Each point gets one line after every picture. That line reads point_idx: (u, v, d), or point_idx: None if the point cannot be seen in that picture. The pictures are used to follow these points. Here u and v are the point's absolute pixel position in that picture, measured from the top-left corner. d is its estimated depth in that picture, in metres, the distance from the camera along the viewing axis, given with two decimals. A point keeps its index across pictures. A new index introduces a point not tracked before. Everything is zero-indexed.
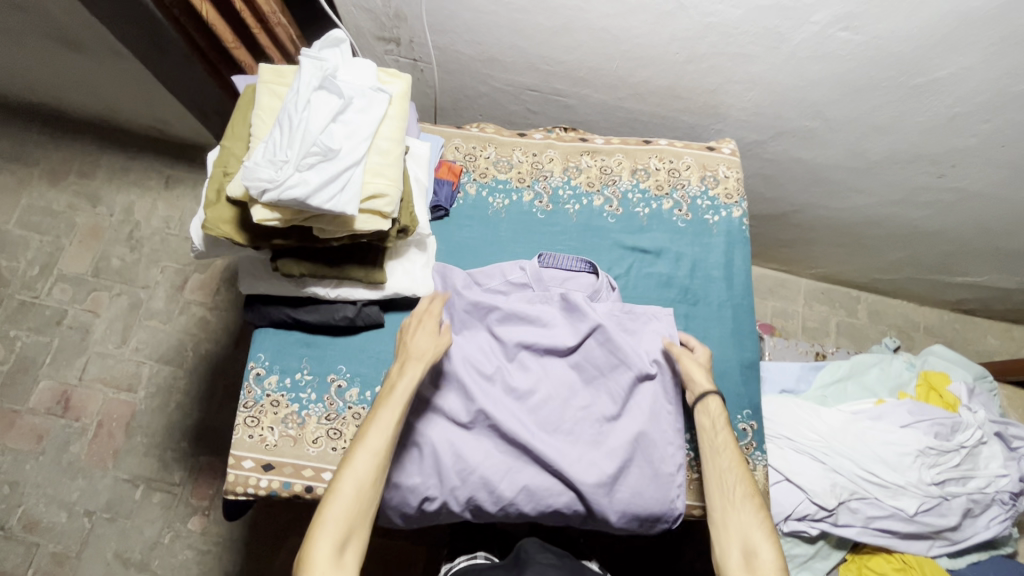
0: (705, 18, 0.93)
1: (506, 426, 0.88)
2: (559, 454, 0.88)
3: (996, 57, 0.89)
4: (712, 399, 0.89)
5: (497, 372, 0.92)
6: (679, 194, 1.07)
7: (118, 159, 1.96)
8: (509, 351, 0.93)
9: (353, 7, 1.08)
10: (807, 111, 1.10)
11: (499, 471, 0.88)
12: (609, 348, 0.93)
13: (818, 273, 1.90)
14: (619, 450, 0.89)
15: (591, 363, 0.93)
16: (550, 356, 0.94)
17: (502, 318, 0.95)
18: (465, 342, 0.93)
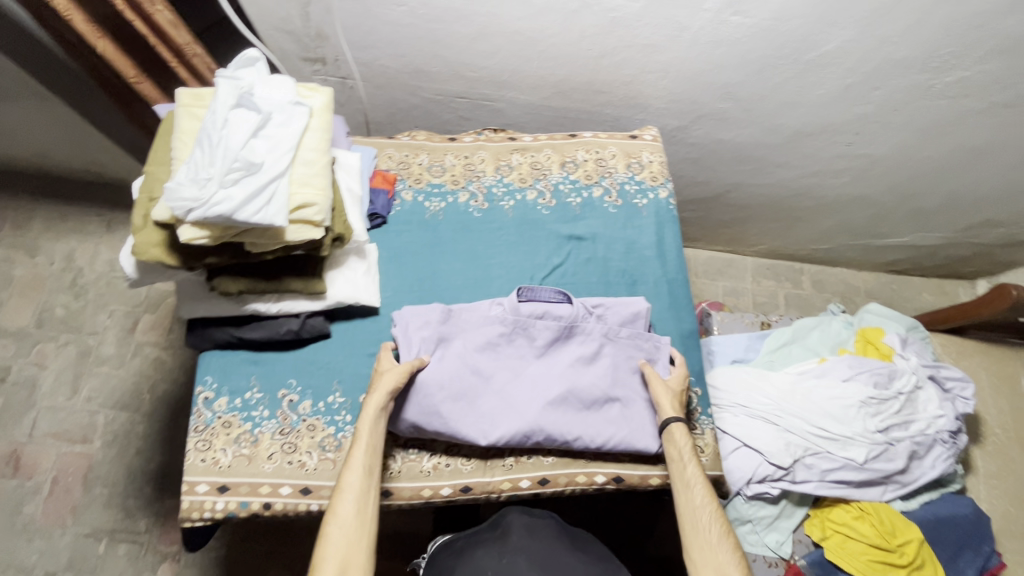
0: (608, 13, 0.99)
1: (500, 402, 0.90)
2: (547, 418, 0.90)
3: (871, 28, 0.98)
4: (676, 427, 0.89)
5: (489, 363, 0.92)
6: (608, 181, 1.12)
7: (54, 207, 1.91)
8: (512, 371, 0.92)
9: (275, 31, 1.10)
10: (719, 93, 1.17)
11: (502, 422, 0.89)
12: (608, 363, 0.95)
13: (761, 250, 1.99)
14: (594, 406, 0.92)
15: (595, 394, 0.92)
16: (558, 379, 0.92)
17: (482, 332, 0.93)
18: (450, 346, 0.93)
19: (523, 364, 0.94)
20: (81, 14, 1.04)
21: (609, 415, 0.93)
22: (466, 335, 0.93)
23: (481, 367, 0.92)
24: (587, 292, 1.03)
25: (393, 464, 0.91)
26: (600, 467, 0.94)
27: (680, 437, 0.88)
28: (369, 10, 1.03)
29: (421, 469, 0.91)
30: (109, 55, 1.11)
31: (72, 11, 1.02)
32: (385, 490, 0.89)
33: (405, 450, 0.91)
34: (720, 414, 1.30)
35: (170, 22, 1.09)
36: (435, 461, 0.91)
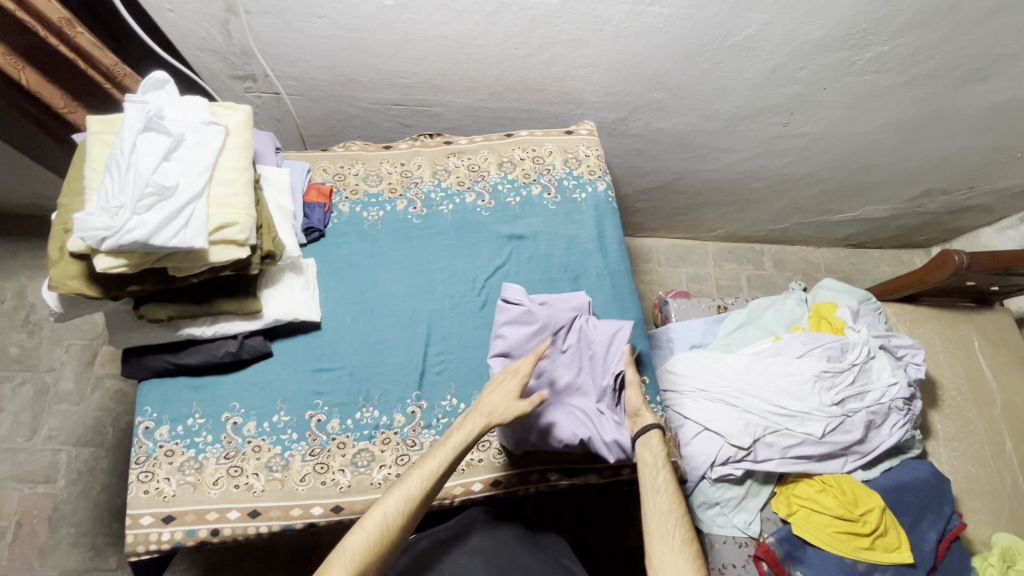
0: (527, 12, 0.99)
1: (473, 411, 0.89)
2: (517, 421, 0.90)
3: (787, 9, 1.00)
4: (653, 433, 0.86)
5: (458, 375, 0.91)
6: (546, 178, 1.12)
7: (0, 244, 1.86)
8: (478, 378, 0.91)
9: (199, 50, 1.09)
10: (650, 82, 1.19)
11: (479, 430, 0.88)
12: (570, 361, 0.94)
13: (720, 234, 2.01)
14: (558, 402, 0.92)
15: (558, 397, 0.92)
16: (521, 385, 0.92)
17: None
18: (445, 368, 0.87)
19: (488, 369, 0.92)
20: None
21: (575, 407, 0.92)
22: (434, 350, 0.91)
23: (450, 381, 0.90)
24: (531, 290, 1.03)
25: (342, 479, 0.90)
26: (552, 464, 0.94)
27: (652, 447, 0.86)
28: (290, 24, 1.02)
29: (371, 482, 0.90)
30: (33, 86, 1.05)
31: None
32: (335, 506, 0.88)
33: (354, 463, 0.91)
34: (680, 400, 1.31)
35: (95, 44, 1.04)
36: (386, 472, 0.91)
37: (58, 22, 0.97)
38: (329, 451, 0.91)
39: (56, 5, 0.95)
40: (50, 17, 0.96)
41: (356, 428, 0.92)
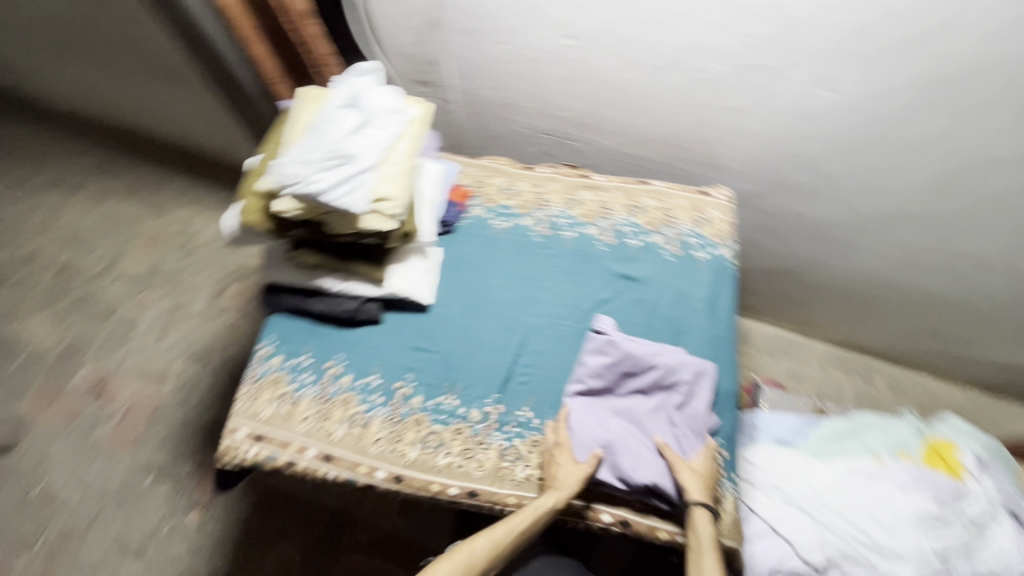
0: (694, 73, 1.04)
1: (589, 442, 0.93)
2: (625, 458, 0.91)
3: (969, 118, 0.97)
4: (700, 511, 0.87)
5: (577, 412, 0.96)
6: (671, 231, 1.13)
7: (187, 179, 2.22)
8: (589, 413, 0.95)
9: (396, 54, 1.25)
10: (799, 163, 1.18)
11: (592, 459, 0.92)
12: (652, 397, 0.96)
13: (832, 338, 1.87)
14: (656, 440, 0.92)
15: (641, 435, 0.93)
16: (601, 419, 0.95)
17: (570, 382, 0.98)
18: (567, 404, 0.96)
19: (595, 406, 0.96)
20: (247, 22, 1.24)
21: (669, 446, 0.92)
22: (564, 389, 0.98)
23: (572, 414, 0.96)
24: (629, 331, 1.04)
25: (410, 453, 0.95)
26: (608, 505, 0.93)
27: (701, 526, 0.87)
28: (478, 45, 1.15)
29: (434, 464, 0.94)
30: (259, 56, 1.31)
31: (241, 17, 1.22)
32: (397, 475, 0.93)
33: (424, 442, 0.95)
34: (752, 493, 1.22)
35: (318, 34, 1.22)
36: (449, 459, 0.95)
37: (294, 12, 1.16)
38: (406, 424, 0.97)
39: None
40: (290, 7, 1.15)
41: (434, 410, 0.97)
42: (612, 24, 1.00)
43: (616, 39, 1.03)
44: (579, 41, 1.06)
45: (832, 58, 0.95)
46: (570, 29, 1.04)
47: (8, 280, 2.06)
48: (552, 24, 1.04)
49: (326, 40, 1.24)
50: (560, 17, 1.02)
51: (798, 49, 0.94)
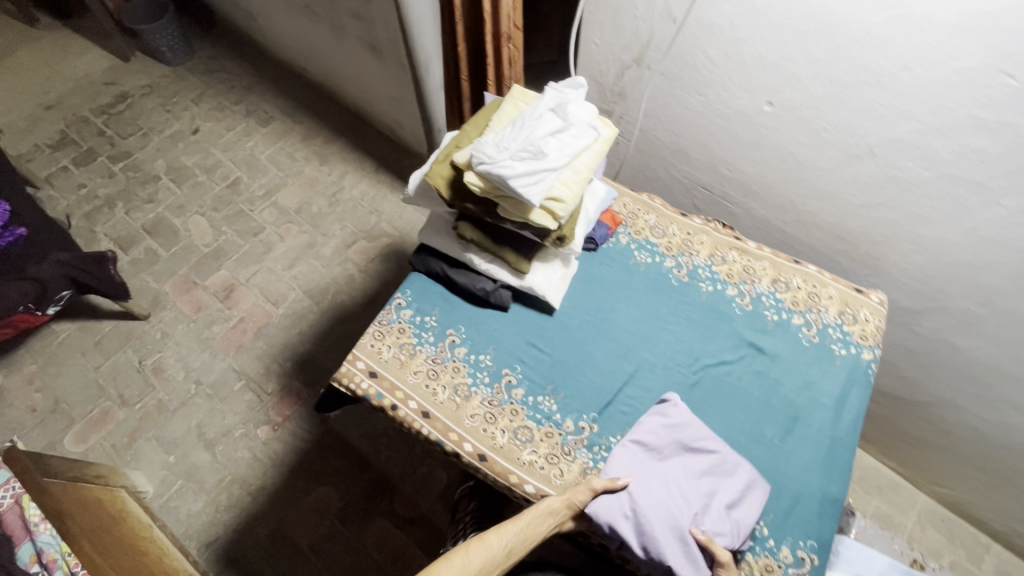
0: (889, 170, 1.01)
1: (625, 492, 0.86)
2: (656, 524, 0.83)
3: None
4: None
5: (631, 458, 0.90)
6: (813, 316, 1.10)
7: (354, 140, 2.47)
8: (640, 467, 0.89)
9: (589, 78, 1.34)
10: (975, 293, 1.09)
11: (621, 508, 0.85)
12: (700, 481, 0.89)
13: (942, 493, 1.67)
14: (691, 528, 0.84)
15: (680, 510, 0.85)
16: (645, 475, 0.88)
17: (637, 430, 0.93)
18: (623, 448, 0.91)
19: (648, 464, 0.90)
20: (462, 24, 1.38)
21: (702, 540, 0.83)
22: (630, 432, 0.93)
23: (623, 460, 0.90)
24: (744, 400, 1.01)
25: (499, 438, 0.97)
26: None
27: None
28: (672, 89, 1.20)
29: (518, 457, 0.96)
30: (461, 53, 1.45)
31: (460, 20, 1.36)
32: (482, 454, 0.96)
33: (515, 433, 0.98)
34: None
35: (511, 58, 1.40)
36: (533, 457, 0.96)
37: (502, 36, 1.32)
38: (503, 410, 1.00)
39: (511, 26, 1.30)
40: (502, 31, 1.31)
41: (533, 407, 1.00)
42: (818, 101, 1.00)
43: (818, 119, 1.03)
44: (777, 109, 1.07)
45: None
46: (772, 96, 1.06)
47: (189, 180, 2.39)
48: (755, 88, 1.06)
49: (514, 64, 1.42)
50: (766, 83, 1.04)
51: (1017, 174, 0.87)
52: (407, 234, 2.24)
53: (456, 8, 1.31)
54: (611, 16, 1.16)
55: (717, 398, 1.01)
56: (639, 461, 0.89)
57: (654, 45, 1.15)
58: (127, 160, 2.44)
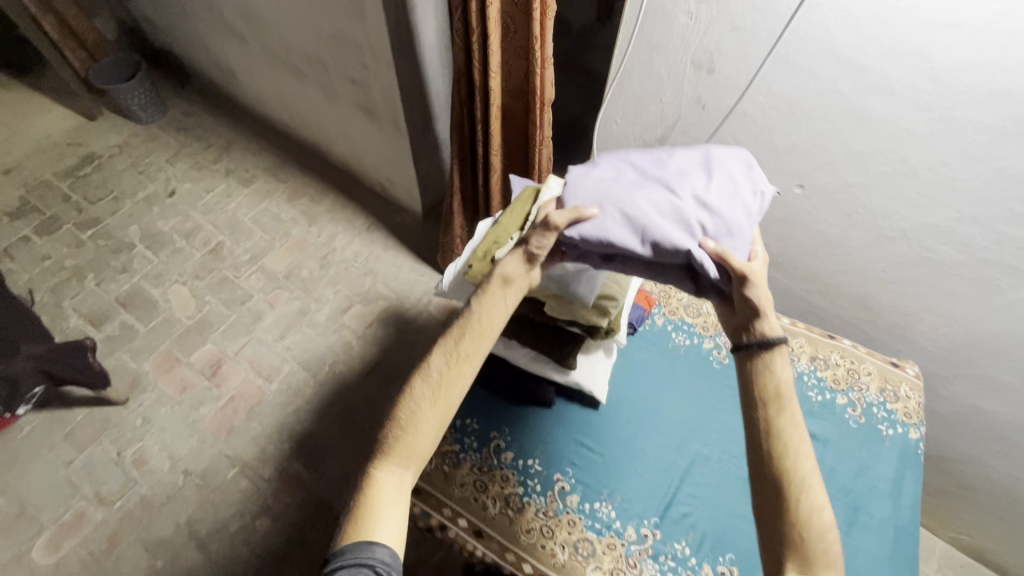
0: (923, 251, 1.03)
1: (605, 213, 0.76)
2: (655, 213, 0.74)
3: None
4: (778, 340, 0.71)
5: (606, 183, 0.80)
6: (855, 394, 1.10)
7: (344, 198, 2.41)
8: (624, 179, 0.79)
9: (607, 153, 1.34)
10: (1005, 364, 1.11)
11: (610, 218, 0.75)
12: (683, 154, 0.80)
13: (961, 540, 1.68)
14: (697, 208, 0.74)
15: (670, 198, 0.75)
16: (613, 195, 0.78)
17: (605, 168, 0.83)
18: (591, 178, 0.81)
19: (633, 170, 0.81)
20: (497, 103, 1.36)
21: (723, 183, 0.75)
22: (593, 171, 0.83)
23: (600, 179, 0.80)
24: None
25: (559, 554, 0.91)
26: None
27: (782, 369, 0.73)
28: None
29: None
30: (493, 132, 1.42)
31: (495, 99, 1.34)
32: None
33: (575, 548, 0.92)
34: None
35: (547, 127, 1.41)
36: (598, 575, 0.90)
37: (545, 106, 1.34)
38: (559, 521, 0.94)
39: (554, 96, 1.32)
40: (545, 101, 1.33)
41: (590, 515, 0.94)
42: (852, 187, 1.02)
43: (850, 203, 1.05)
44: (807, 192, 1.08)
45: None
46: (803, 180, 1.07)
47: (167, 246, 2.25)
48: (787, 172, 1.07)
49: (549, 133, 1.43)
50: (797, 168, 1.06)
51: None
52: (404, 296, 2.16)
53: (493, 86, 1.31)
54: (636, 101, 1.17)
55: None
56: (598, 193, 0.79)
57: (680, 128, 1.15)
58: (96, 227, 2.29)
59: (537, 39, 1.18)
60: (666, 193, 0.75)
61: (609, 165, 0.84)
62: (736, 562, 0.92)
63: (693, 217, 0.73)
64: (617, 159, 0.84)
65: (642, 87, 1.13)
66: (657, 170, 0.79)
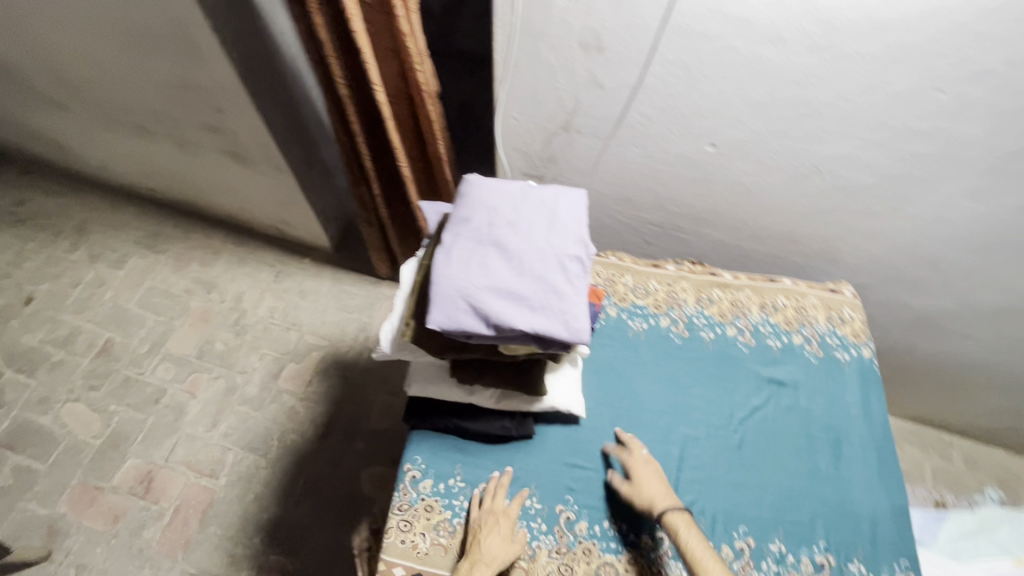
0: (836, 181, 1.06)
1: (467, 291, 0.80)
2: (510, 293, 0.80)
3: None
4: (679, 512, 0.87)
5: (469, 256, 0.83)
6: (808, 330, 1.13)
7: (238, 252, 2.16)
8: (485, 252, 0.84)
9: (513, 150, 1.26)
10: (922, 262, 1.19)
11: (472, 295, 0.80)
12: (529, 237, 0.86)
13: (908, 413, 1.85)
14: (544, 290, 0.82)
15: (521, 281, 0.82)
16: (471, 272, 0.82)
17: (467, 232, 0.86)
18: (455, 250, 0.84)
19: (491, 240, 0.85)
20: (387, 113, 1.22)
21: (565, 269, 0.85)
22: (456, 236, 0.86)
23: (463, 251, 0.84)
24: (788, 441, 1.01)
25: None
26: None
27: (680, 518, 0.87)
28: (607, 147, 1.16)
29: None
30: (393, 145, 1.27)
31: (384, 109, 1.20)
32: None
33: None
34: None
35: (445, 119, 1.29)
36: None
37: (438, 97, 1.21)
38: (574, 554, 0.89)
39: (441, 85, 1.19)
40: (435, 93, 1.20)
41: (603, 536, 0.91)
42: (762, 137, 1.02)
43: (763, 151, 1.05)
44: (720, 149, 1.07)
45: (989, 175, 0.95)
46: (713, 139, 1.05)
47: (44, 364, 1.92)
48: (696, 133, 1.05)
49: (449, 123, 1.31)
50: (706, 128, 1.04)
51: (951, 165, 0.95)
52: (338, 341, 2.00)
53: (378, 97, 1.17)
54: (529, 93, 1.09)
55: (768, 450, 1.00)
56: (459, 296, 0.80)
57: (583, 111, 1.09)
58: None
59: (409, 33, 1.06)
60: (518, 279, 0.82)
61: (472, 224, 0.87)
62: (750, 531, 0.92)
63: (545, 299, 0.81)
64: (469, 245, 0.84)
65: (533, 78, 1.06)
66: (509, 257, 0.83)
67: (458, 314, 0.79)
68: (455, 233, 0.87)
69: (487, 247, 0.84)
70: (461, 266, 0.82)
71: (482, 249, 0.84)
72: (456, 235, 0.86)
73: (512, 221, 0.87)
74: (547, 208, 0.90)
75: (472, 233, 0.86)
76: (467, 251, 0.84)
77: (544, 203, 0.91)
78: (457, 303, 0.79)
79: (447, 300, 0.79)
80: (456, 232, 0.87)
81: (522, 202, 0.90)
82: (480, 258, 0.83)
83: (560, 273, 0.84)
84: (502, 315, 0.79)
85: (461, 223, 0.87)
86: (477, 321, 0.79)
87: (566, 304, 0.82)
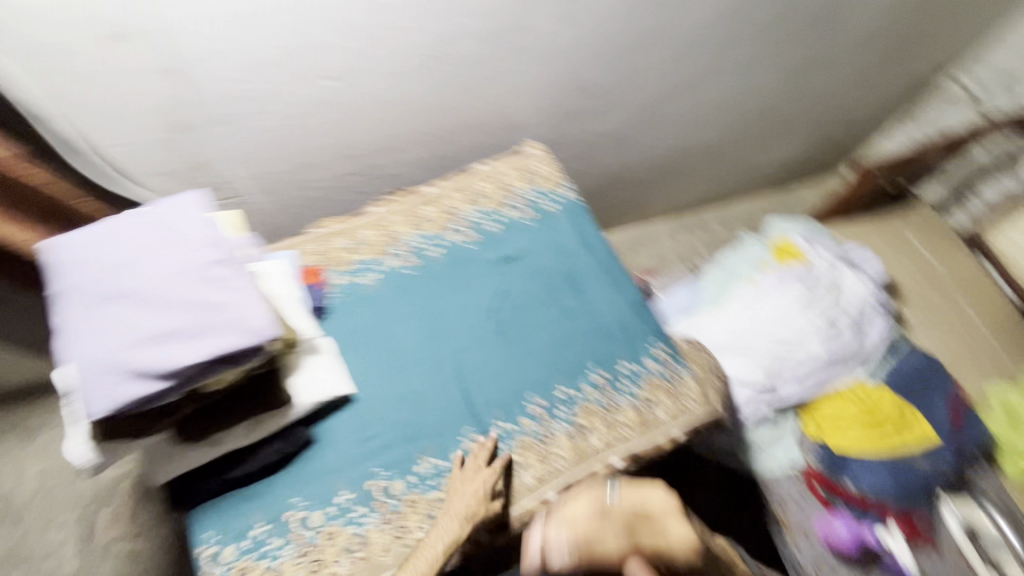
0: (457, 59, 1.09)
1: (111, 363, 0.71)
2: (159, 337, 0.72)
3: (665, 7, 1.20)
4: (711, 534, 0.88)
5: (98, 327, 0.73)
6: (517, 199, 1.19)
7: None
8: (112, 312, 0.74)
9: (148, 176, 1.05)
10: (574, 93, 1.31)
11: (119, 365, 0.71)
12: (153, 270, 0.76)
13: (666, 210, 2.14)
14: (195, 311, 0.74)
15: (166, 317, 0.74)
16: (109, 340, 0.73)
17: (83, 302, 0.75)
18: (80, 329, 0.74)
19: (112, 295, 0.75)
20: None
21: (209, 278, 0.77)
22: (74, 313, 0.75)
23: (88, 326, 0.73)
24: (537, 302, 1.09)
25: (424, 535, 0.90)
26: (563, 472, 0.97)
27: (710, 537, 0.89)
28: (238, 130, 1.05)
29: None
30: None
31: None
32: None
33: (431, 515, 0.91)
34: None
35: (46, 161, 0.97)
36: None
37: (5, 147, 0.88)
38: (400, 513, 0.91)
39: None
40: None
41: (420, 480, 0.93)
42: (362, 51, 1.00)
43: (377, 62, 1.03)
44: (339, 79, 1.03)
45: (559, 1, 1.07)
46: (324, 72, 1.01)
47: None
48: (304, 73, 1.00)
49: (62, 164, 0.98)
50: (307, 65, 0.99)
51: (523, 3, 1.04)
52: None
53: None
54: (94, 112, 0.91)
55: (524, 320, 1.07)
56: (108, 374, 0.71)
57: (178, 105, 0.96)
58: None
59: None
60: (162, 317, 0.74)
61: (85, 289, 0.76)
62: (537, 394, 1.01)
63: (201, 320, 0.74)
64: (92, 316, 0.74)
65: (77, 94, 0.88)
66: (140, 302, 0.75)
67: (116, 390, 0.70)
68: (71, 312, 0.75)
69: (112, 306, 0.75)
70: (94, 342, 0.73)
71: (108, 311, 0.74)
72: (75, 312, 0.75)
73: (124, 262, 0.77)
74: (160, 226, 0.80)
75: (89, 302, 0.75)
76: (92, 323, 0.74)
77: (152, 225, 0.80)
78: (108, 380, 0.70)
79: (97, 384, 0.70)
80: (73, 309, 0.75)
81: (130, 237, 0.79)
82: (109, 321, 0.74)
83: (206, 285, 0.77)
84: (160, 364, 0.71)
85: (71, 296, 0.75)
86: (139, 383, 0.71)
87: (228, 310, 0.75)
